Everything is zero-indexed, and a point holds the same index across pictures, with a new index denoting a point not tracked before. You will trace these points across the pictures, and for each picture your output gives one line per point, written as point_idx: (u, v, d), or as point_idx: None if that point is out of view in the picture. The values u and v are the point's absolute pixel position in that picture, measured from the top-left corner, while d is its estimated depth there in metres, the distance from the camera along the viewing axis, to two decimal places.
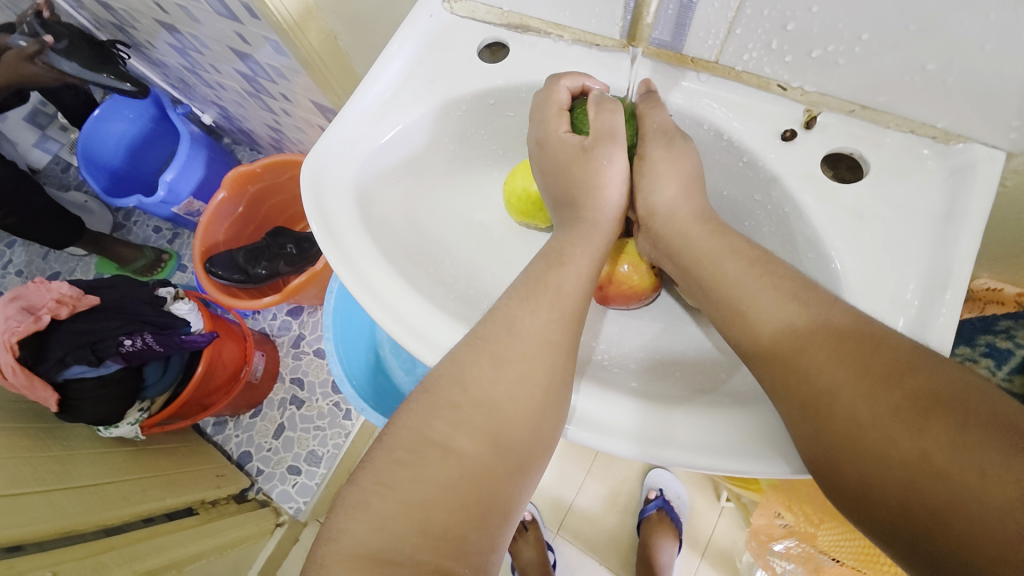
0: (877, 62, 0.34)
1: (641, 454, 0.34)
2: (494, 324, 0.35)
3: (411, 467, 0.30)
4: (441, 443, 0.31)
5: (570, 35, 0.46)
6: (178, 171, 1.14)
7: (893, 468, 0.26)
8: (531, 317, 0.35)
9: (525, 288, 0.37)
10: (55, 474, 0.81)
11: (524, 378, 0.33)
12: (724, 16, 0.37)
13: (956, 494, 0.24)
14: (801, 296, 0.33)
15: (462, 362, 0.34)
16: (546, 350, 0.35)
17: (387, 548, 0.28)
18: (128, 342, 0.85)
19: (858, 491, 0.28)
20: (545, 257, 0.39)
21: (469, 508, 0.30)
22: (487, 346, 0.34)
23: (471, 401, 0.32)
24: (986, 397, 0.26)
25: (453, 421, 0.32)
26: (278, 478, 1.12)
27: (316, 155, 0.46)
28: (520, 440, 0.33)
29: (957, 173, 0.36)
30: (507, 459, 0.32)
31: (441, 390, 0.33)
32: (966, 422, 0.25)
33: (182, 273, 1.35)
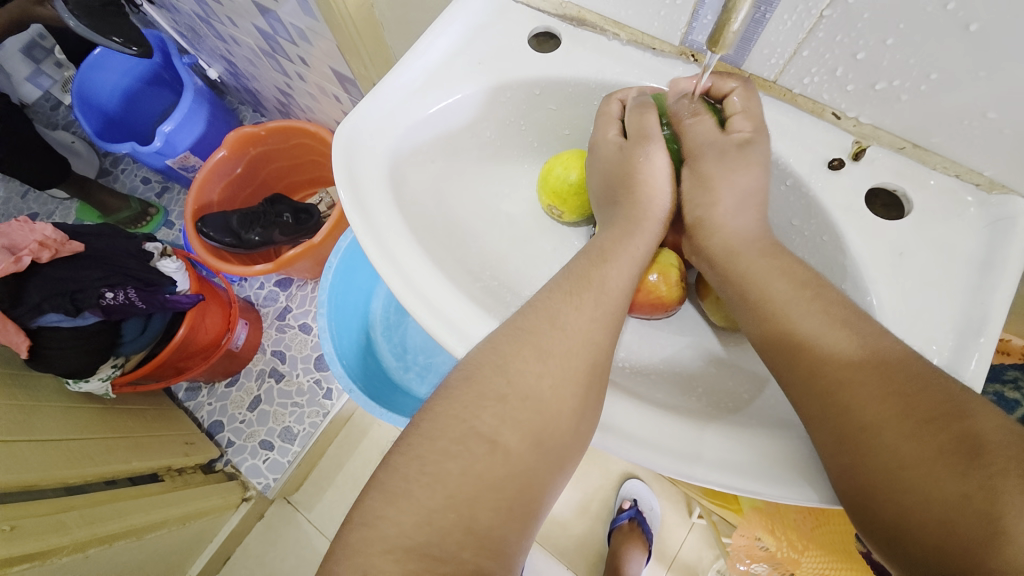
0: (939, 102, 0.34)
1: (670, 470, 0.33)
2: (536, 316, 0.35)
3: (459, 459, 0.29)
4: (490, 437, 0.30)
5: (627, 34, 0.46)
6: (178, 122, 1.09)
7: (932, 507, 0.26)
8: (576, 314, 0.35)
9: (567, 283, 0.37)
10: (20, 425, 0.76)
11: (568, 375, 0.33)
12: (794, 36, 0.36)
13: (997, 539, 0.24)
14: (847, 325, 0.33)
15: (502, 351, 0.33)
16: (589, 349, 0.34)
17: (431, 543, 0.27)
18: (110, 296, 0.81)
19: (892, 527, 0.28)
20: (588, 255, 0.39)
21: (510, 508, 0.29)
22: (525, 336, 0.33)
23: (519, 395, 0.32)
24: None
25: (500, 413, 0.31)
26: (248, 452, 1.08)
27: (350, 123, 0.44)
28: (561, 440, 0.32)
29: (997, 224, 0.36)
30: (548, 457, 0.31)
31: (487, 379, 0.32)
32: (1012, 468, 0.25)
33: (169, 229, 1.29)
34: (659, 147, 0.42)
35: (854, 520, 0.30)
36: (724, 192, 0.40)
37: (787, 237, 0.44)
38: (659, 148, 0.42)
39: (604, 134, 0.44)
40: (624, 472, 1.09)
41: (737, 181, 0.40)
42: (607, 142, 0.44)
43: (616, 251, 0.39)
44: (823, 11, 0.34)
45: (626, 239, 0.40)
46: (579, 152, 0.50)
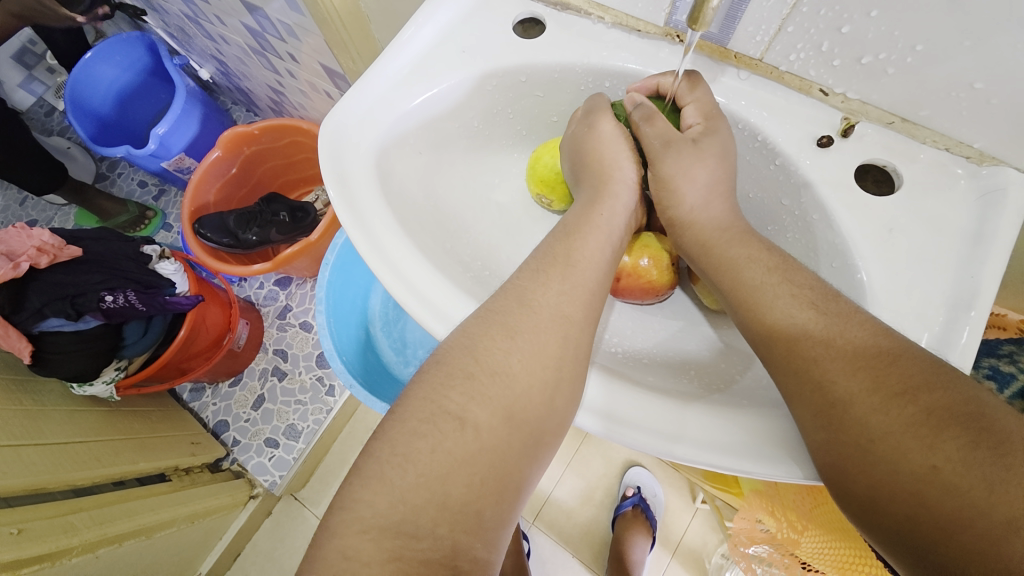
0: (927, 74, 0.34)
1: (648, 448, 0.34)
2: (507, 298, 0.35)
3: (429, 438, 0.30)
4: (456, 414, 0.31)
5: (611, 17, 0.45)
6: (171, 124, 1.09)
7: (902, 479, 0.27)
8: (543, 290, 0.35)
9: (538, 264, 0.37)
10: (25, 429, 0.77)
11: (548, 360, 0.33)
12: (778, 12, 0.36)
13: (963, 507, 0.25)
14: (824, 302, 0.33)
15: (479, 336, 0.33)
16: (560, 327, 0.34)
17: (407, 521, 0.28)
18: (110, 299, 0.81)
19: (866, 498, 0.28)
20: (554, 233, 0.39)
21: (488, 487, 0.30)
22: (498, 319, 0.34)
23: (486, 371, 0.32)
24: (995, 415, 0.27)
25: (467, 391, 0.31)
26: (254, 450, 1.09)
27: (334, 118, 0.44)
28: (535, 415, 0.32)
29: (987, 196, 0.36)
30: (527, 439, 0.32)
31: (456, 360, 0.32)
32: (978, 440, 0.26)
33: (167, 232, 1.30)
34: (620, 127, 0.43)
35: (832, 493, 0.30)
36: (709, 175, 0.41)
37: (777, 218, 0.44)
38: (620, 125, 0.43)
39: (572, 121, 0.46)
40: (627, 460, 1.09)
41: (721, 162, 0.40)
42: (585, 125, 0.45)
43: (594, 231, 0.39)
44: None
45: (611, 224, 0.40)
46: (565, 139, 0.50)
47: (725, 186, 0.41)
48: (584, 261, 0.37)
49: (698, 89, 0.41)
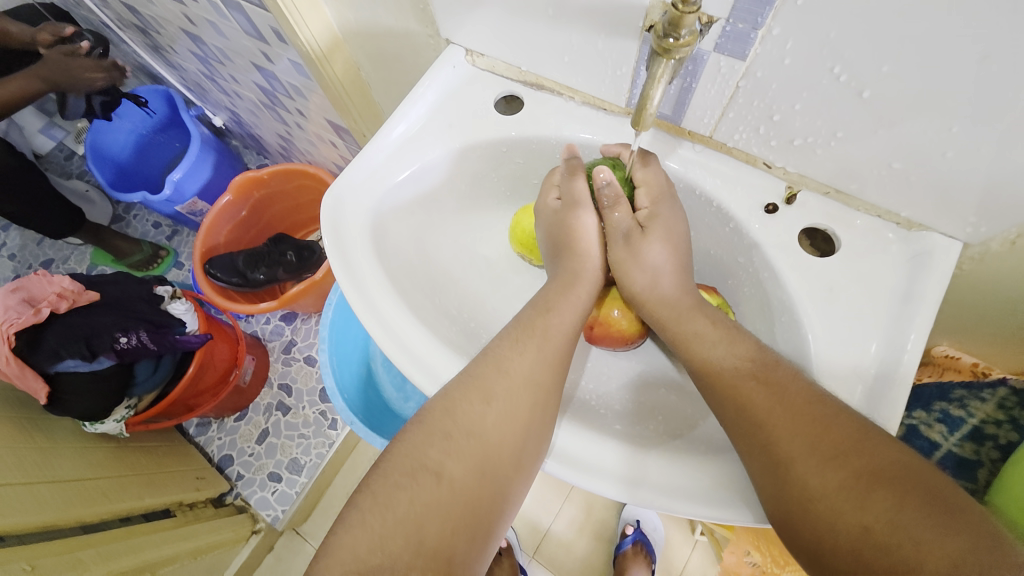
0: (852, 153, 0.38)
1: (620, 495, 0.37)
2: (485, 364, 0.39)
3: (408, 490, 0.33)
4: (434, 469, 0.34)
5: (581, 97, 0.50)
6: (186, 170, 1.16)
7: (840, 535, 0.30)
8: (519, 357, 0.39)
9: (515, 331, 0.41)
10: (37, 466, 0.81)
11: (512, 413, 0.37)
12: (720, 101, 0.40)
13: (894, 564, 0.27)
14: (762, 376, 0.37)
15: (452, 398, 0.37)
16: (529, 389, 0.38)
17: (383, 566, 0.30)
18: (124, 339, 0.87)
19: (814, 554, 0.31)
20: (533, 305, 0.43)
21: (457, 528, 0.33)
22: (477, 382, 0.38)
23: (462, 432, 0.36)
24: (920, 475, 0.29)
25: (445, 448, 0.35)
26: (257, 484, 1.12)
27: (335, 191, 0.50)
28: (504, 465, 0.36)
29: (916, 259, 0.40)
30: (492, 483, 0.35)
31: (435, 420, 0.36)
32: (904, 499, 0.29)
33: (178, 270, 1.36)
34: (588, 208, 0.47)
35: (789, 543, 0.33)
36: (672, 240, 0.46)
37: (734, 273, 0.48)
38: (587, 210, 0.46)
39: (546, 199, 0.49)
40: None
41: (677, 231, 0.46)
42: (546, 206, 0.49)
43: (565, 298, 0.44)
44: (739, 82, 0.38)
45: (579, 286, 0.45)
46: None
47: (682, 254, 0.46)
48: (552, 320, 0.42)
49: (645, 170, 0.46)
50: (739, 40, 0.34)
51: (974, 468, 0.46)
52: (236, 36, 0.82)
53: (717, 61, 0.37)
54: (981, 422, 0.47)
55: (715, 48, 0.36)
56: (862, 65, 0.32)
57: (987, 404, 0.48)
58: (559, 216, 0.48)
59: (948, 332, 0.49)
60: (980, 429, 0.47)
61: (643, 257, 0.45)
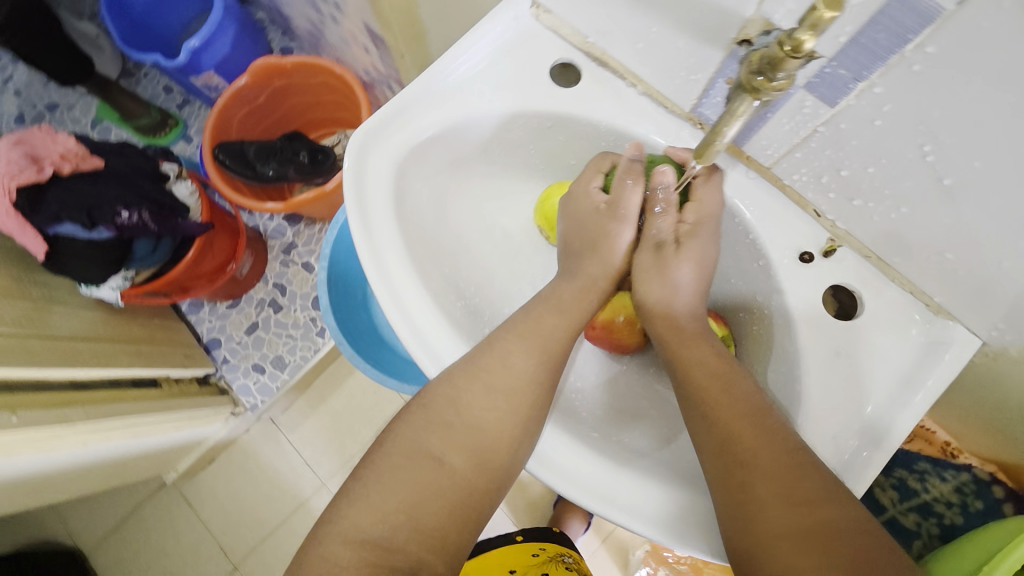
0: (908, 230, 0.36)
1: (588, 505, 0.39)
2: (489, 355, 0.39)
3: (410, 471, 0.36)
4: (435, 456, 0.36)
5: (643, 87, 0.46)
6: (206, 39, 1.04)
7: None
8: (519, 351, 0.40)
9: (522, 325, 0.41)
10: (32, 320, 0.82)
11: (510, 410, 0.38)
12: (790, 138, 0.37)
13: None
14: (756, 419, 0.37)
15: (456, 384, 0.38)
16: (529, 386, 0.39)
17: (383, 537, 0.33)
18: (125, 215, 0.82)
19: None
20: (545, 301, 0.43)
21: (455, 515, 0.36)
22: (481, 373, 0.39)
23: (463, 423, 0.38)
24: (874, 542, 0.31)
25: (445, 437, 0.37)
26: (241, 372, 1.15)
27: (366, 130, 0.46)
28: (500, 463, 0.37)
29: (931, 345, 0.39)
30: (490, 476, 0.37)
31: (437, 407, 0.38)
32: (853, 561, 0.30)
33: (186, 144, 1.28)
34: (628, 226, 0.45)
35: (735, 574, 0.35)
36: (702, 266, 0.44)
37: (749, 308, 0.47)
38: (625, 224, 0.45)
39: (588, 188, 0.47)
40: None
41: (710, 257, 0.44)
42: (587, 195, 0.46)
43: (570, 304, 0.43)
44: (817, 126, 0.35)
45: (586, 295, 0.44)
46: None
47: (706, 282, 0.45)
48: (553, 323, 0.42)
49: (706, 188, 0.43)
50: (834, 87, 0.31)
51: (912, 537, 0.51)
52: None
53: (802, 99, 0.34)
54: (932, 499, 0.51)
55: (806, 85, 0.32)
56: (955, 153, 0.29)
57: (947, 483, 0.51)
58: (591, 210, 0.46)
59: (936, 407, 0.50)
60: (928, 505, 0.51)
61: (669, 274, 0.44)
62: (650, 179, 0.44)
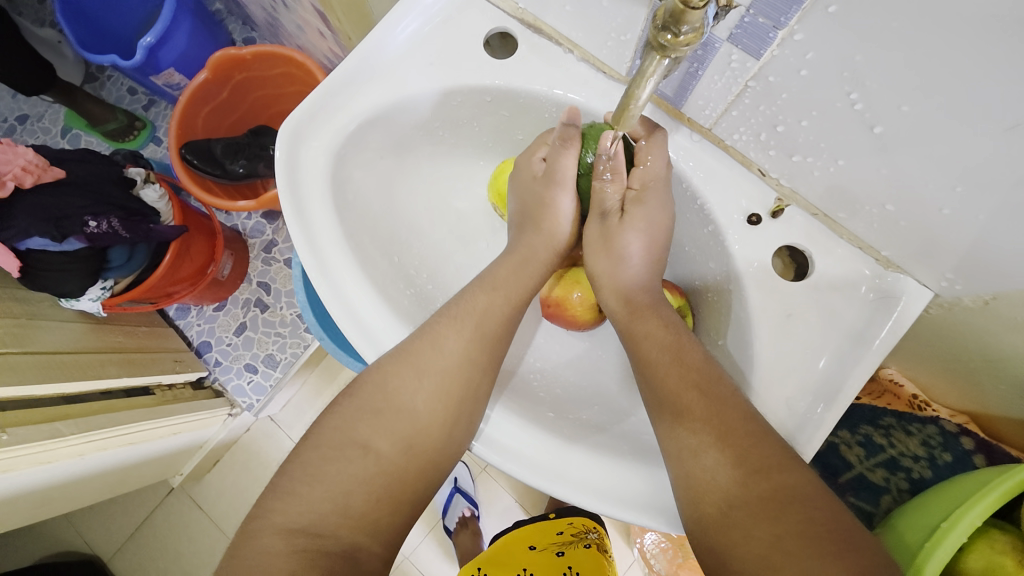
0: (848, 184, 0.35)
1: (537, 484, 0.40)
2: (421, 340, 0.40)
3: (337, 463, 0.36)
4: (362, 443, 0.36)
5: (580, 52, 0.44)
6: (161, 35, 0.95)
7: (748, 545, 0.31)
8: (452, 335, 0.40)
9: (455, 309, 0.41)
10: (15, 337, 0.80)
11: (441, 392, 0.38)
12: (724, 96, 0.36)
13: None
14: (703, 387, 0.37)
15: (387, 371, 0.39)
16: (463, 368, 0.39)
17: (314, 524, 0.33)
18: (94, 224, 0.78)
19: (717, 556, 0.32)
20: (481, 282, 0.43)
21: (384, 499, 0.36)
22: (411, 358, 0.39)
23: (391, 408, 0.38)
24: (829, 505, 0.31)
25: (373, 424, 0.37)
26: (234, 372, 1.12)
27: (296, 117, 0.45)
28: (434, 446, 0.38)
29: (882, 300, 0.38)
30: (420, 459, 0.37)
31: (366, 395, 0.38)
32: (808, 523, 0.30)
33: (157, 147, 1.20)
34: (568, 191, 0.44)
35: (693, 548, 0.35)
36: (650, 233, 0.43)
37: (704, 275, 0.46)
38: (566, 192, 0.44)
39: (530, 158, 0.45)
40: None
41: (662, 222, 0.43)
42: (529, 166, 0.45)
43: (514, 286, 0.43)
44: (747, 82, 0.33)
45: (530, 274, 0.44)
46: None
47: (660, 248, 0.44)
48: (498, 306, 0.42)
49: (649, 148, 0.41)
50: (756, 37, 0.29)
51: (880, 493, 0.48)
52: None
53: (728, 53, 0.32)
54: (898, 454, 0.49)
55: (730, 37, 0.31)
56: (882, 98, 0.28)
57: (913, 438, 0.49)
58: (532, 181, 0.45)
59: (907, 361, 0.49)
60: (895, 460, 0.49)
61: (619, 246, 0.43)
62: (588, 148, 0.42)
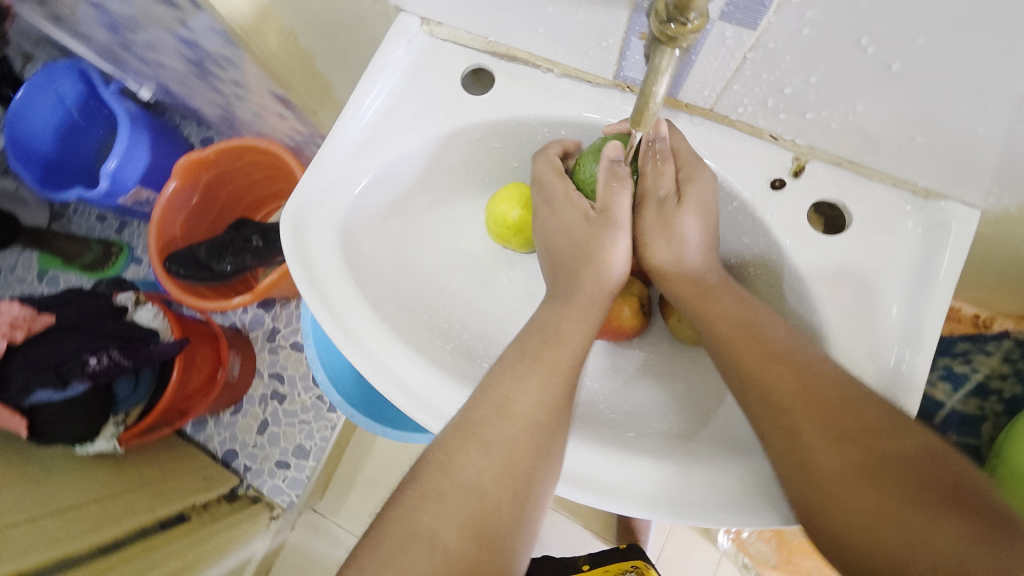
0: (869, 127, 0.34)
1: (640, 513, 0.37)
2: (486, 406, 0.37)
3: (397, 563, 0.31)
4: (427, 537, 0.32)
5: (560, 69, 0.44)
6: (122, 156, 0.94)
7: (859, 517, 0.29)
8: (520, 396, 0.37)
9: (524, 361, 0.38)
10: (35, 499, 0.74)
11: (510, 463, 0.35)
12: (722, 74, 0.35)
13: (913, 546, 0.27)
14: (790, 360, 0.35)
15: (449, 447, 0.35)
16: (532, 434, 0.36)
17: None
18: (94, 361, 0.75)
19: (827, 535, 0.31)
20: (539, 332, 0.40)
21: None
22: (475, 431, 0.36)
23: (457, 490, 0.34)
24: (945, 466, 0.29)
25: (438, 513, 0.33)
26: (267, 473, 1.07)
27: (296, 202, 0.44)
28: (505, 522, 0.34)
29: (933, 230, 0.37)
30: (495, 543, 0.34)
31: (430, 482, 0.34)
32: (924, 488, 0.28)
33: (138, 266, 1.15)
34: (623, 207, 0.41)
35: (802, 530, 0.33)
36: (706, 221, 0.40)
37: (740, 253, 0.45)
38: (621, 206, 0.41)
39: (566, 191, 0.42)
40: None
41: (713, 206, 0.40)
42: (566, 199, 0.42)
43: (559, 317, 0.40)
44: (746, 54, 0.33)
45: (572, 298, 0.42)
46: (524, 188, 0.50)
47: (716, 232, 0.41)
48: (566, 343, 0.39)
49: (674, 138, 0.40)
50: (750, 9, 0.29)
51: (976, 422, 0.48)
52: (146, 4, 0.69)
53: (721, 32, 0.31)
54: (984, 377, 0.48)
55: (721, 16, 0.30)
56: (893, 38, 0.28)
57: (993, 357, 0.48)
58: (564, 214, 0.42)
59: (968, 289, 0.47)
60: (984, 384, 0.48)
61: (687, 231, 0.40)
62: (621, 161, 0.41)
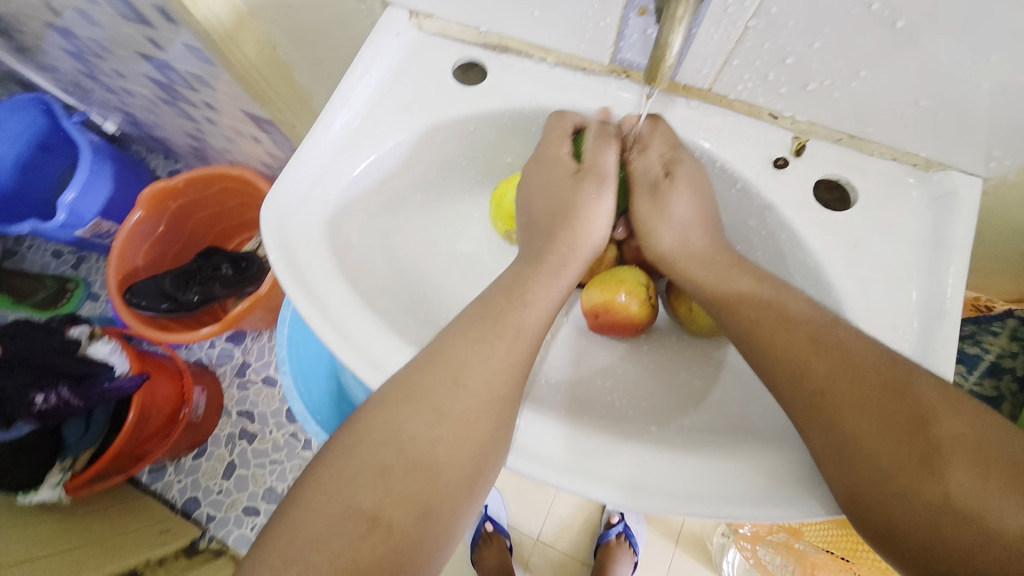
0: (873, 94, 0.34)
1: (626, 501, 0.34)
2: (439, 367, 0.33)
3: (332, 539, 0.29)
4: (370, 514, 0.29)
5: (555, 57, 0.44)
6: (81, 187, 0.88)
7: (914, 507, 0.27)
8: (475, 360, 0.34)
9: (473, 326, 0.35)
10: None
11: (463, 438, 0.32)
12: (723, 47, 0.35)
13: (976, 535, 0.25)
14: (820, 343, 0.32)
15: (391, 411, 0.32)
16: (491, 403, 0.33)
17: None
18: (41, 400, 0.67)
19: (881, 528, 0.28)
20: (502, 289, 0.37)
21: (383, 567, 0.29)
22: (424, 397, 0.32)
23: (403, 464, 0.31)
24: (1003, 443, 0.27)
25: (380, 488, 0.30)
26: (233, 522, 0.95)
27: (275, 198, 0.40)
28: (450, 499, 0.31)
29: (940, 200, 0.37)
30: (439, 522, 0.31)
31: (372, 453, 0.31)
32: (986, 473, 0.26)
33: (94, 302, 1.07)
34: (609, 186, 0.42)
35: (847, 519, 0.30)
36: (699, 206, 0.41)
37: (745, 237, 0.44)
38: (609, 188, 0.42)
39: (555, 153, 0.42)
40: None
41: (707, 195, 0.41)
42: (558, 161, 0.42)
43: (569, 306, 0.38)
44: (748, 23, 0.33)
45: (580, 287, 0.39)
46: None
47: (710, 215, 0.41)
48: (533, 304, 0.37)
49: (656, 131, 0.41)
50: None
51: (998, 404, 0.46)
52: (112, 21, 0.66)
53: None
54: (997, 357, 0.47)
55: None
56: None
57: (1001, 337, 0.48)
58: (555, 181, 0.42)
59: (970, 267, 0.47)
60: (997, 364, 0.47)
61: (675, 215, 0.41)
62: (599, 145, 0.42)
